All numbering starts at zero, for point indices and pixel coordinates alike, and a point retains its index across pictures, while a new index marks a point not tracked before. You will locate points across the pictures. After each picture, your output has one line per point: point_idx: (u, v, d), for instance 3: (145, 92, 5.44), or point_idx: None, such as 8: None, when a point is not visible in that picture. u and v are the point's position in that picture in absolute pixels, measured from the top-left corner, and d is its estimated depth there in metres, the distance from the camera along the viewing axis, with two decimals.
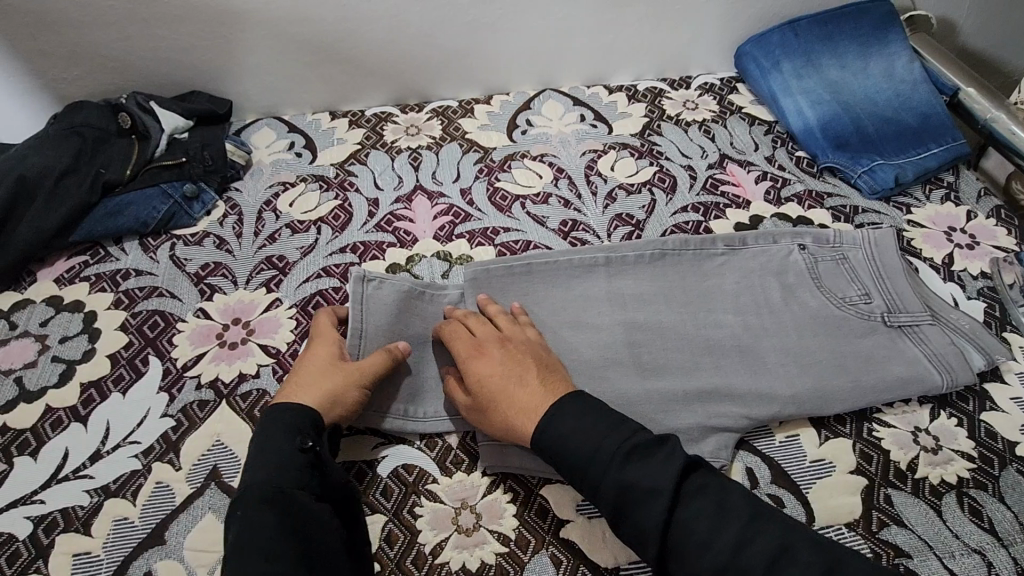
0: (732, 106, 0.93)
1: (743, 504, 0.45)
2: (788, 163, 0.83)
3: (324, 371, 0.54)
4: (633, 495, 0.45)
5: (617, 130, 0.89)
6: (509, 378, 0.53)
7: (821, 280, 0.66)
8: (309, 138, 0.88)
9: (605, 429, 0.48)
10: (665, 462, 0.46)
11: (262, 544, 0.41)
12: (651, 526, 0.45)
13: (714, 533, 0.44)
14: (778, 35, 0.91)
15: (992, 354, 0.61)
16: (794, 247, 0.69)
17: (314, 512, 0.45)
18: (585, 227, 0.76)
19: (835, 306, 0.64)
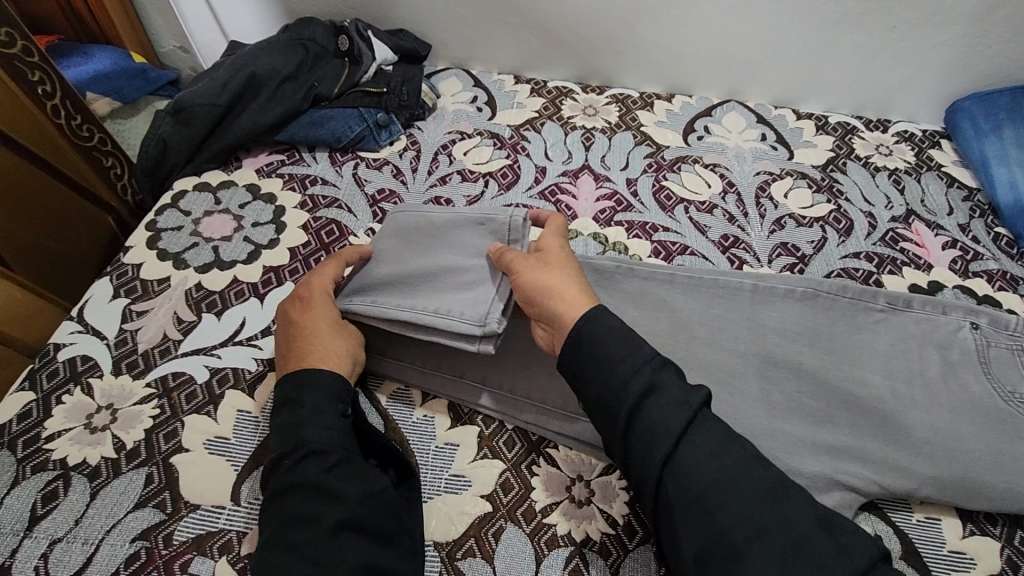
0: (931, 162, 0.86)
1: (747, 462, 0.43)
2: (983, 237, 0.76)
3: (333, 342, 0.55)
4: (645, 425, 0.44)
5: (799, 158, 0.85)
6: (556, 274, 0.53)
7: (990, 366, 0.61)
8: (491, 96, 0.91)
9: (629, 354, 0.46)
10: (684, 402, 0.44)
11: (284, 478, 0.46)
12: (653, 454, 0.43)
13: (705, 475, 0.42)
14: (1007, 98, 0.85)
15: None
16: (965, 324, 0.63)
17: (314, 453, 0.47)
18: (746, 247, 0.73)
19: (1001, 398, 0.58)
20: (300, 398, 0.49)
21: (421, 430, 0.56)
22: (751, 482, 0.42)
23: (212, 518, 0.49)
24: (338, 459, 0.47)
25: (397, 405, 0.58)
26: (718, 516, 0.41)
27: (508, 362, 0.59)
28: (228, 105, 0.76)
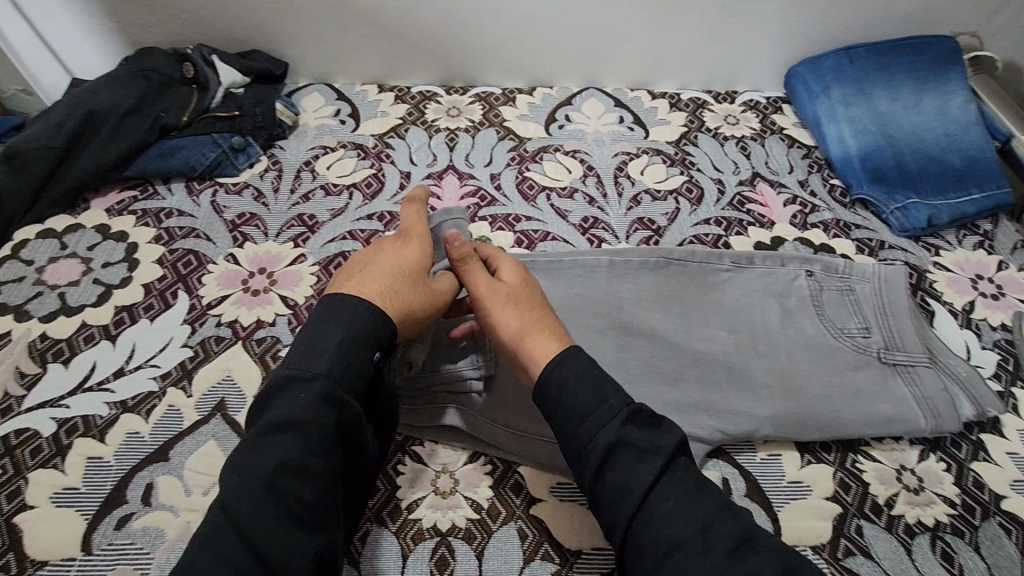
0: (774, 126, 0.92)
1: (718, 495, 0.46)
2: (820, 190, 0.82)
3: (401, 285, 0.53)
4: (624, 457, 0.46)
5: (654, 136, 0.90)
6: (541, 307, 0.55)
7: (822, 308, 0.65)
8: (354, 107, 0.91)
9: (605, 396, 0.48)
10: (665, 432, 0.47)
11: (250, 471, 0.43)
12: (630, 491, 0.44)
13: (680, 518, 0.43)
14: (833, 60, 0.89)
15: (985, 406, 0.58)
16: (801, 272, 0.67)
17: (285, 450, 0.44)
18: (605, 226, 0.77)
19: (830, 336, 0.63)
20: (314, 351, 0.47)
21: None
22: (722, 513, 0.44)
23: (60, 572, 0.48)
24: (301, 461, 0.44)
25: None
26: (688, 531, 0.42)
27: None
28: (66, 146, 0.73)
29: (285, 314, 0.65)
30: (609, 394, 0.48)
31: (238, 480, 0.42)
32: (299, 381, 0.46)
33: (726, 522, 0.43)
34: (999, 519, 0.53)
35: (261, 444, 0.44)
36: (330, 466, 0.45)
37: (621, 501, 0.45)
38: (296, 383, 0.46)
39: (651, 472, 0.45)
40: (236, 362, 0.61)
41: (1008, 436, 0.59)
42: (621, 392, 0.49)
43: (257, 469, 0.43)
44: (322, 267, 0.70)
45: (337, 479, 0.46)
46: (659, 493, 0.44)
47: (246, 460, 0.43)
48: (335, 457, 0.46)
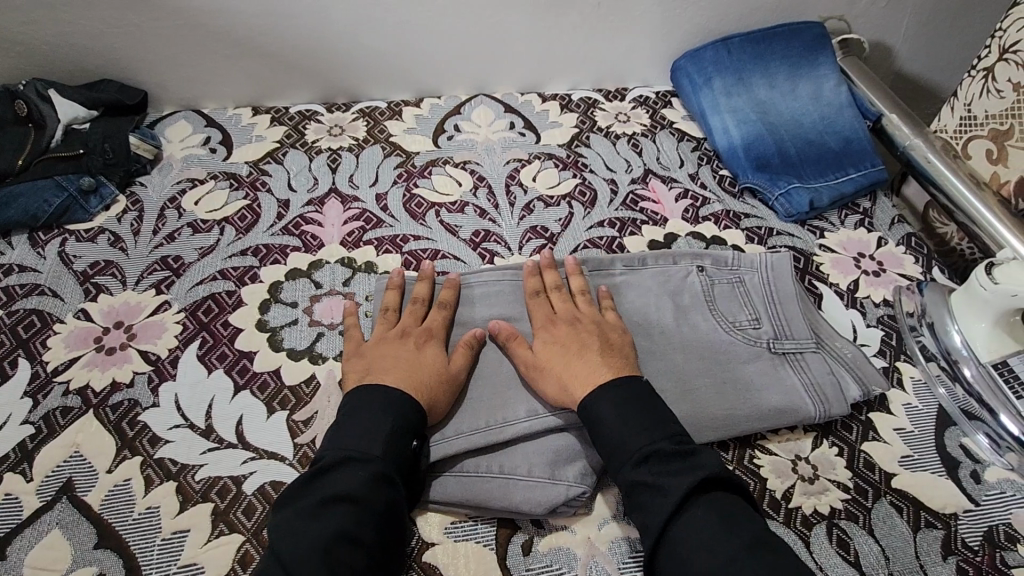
0: (664, 120, 0.92)
1: (748, 530, 0.44)
2: (710, 181, 0.83)
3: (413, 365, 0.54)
4: (644, 491, 0.47)
5: (545, 140, 0.88)
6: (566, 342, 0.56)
7: (715, 303, 0.64)
8: (226, 133, 0.85)
9: (646, 423, 0.49)
10: (699, 465, 0.47)
11: (298, 541, 0.42)
12: (649, 525, 0.46)
13: (695, 564, 0.43)
14: (711, 52, 0.90)
15: (870, 386, 0.59)
16: (692, 269, 0.67)
17: (337, 518, 0.44)
18: (497, 239, 0.74)
19: (724, 331, 0.62)
20: (370, 432, 0.48)
21: (143, 526, 0.50)
22: (744, 548, 0.43)
23: None
24: (348, 529, 0.43)
25: (114, 502, 0.51)
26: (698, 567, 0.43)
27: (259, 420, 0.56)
28: None
29: (145, 371, 0.59)
30: (660, 441, 0.48)
31: (287, 546, 0.42)
32: (342, 451, 0.47)
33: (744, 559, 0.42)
34: (890, 499, 0.54)
35: (307, 515, 0.44)
36: (381, 542, 0.44)
37: (644, 533, 0.46)
38: (353, 462, 0.47)
39: (662, 515, 0.45)
40: (87, 433, 0.55)
41: (894, 411, 0.60)
42: (664, 419, 0.50)
43: (312, 538, 0.42)
44: (189, 313, 0.64)
45: (388, 558, 0.45)
46: (682, 534, 0.44)
47: (293, 531, 0.43)
48: (388, 533, 0.45)
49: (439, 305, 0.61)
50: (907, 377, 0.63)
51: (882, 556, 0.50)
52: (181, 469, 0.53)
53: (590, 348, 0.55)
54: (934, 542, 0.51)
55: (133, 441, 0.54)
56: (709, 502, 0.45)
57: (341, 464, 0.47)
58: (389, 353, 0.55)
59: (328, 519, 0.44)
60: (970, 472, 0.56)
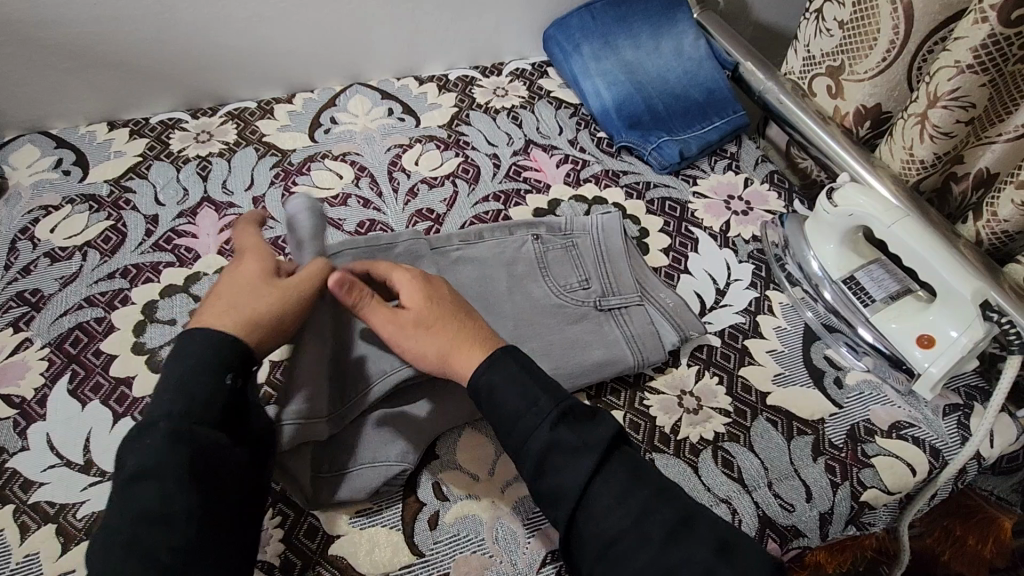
0: (541, 91, 0.94)
1: (658, 480, 0.45)
2: (589, 145, 0.86)
3: (249, 290, 0.50)
4: (557, 457, 0.45)
5: (425, 123, 0.88)
6: (446, 317, 0.51)
7: (548, 269, 0.65)
8: (80, 153, 0.79)
9: (544, 389, 0.47)
10: (600, 423, 0.46)
11: (110, 536, 0.39)
12: (565, 489, 0.44)
13: (616, 512, 0.43)
14: (577, 19, 0.93)
15: (685, 331, 0.62)
16: (528, 238, 0.66)
17: (139, 495, 0.40)
18: (383, 227, 0.74)
19: (555, 295, 0.63)
20: (165, 394, 0.44)
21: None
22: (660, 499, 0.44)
23: None
24: (150, 507, 0.40)
25: None
26: (619, 524, 0.43)
27: None
28: None
29: (10, 416, 0.55)
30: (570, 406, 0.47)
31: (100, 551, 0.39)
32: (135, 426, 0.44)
33: (654, 509, 0.43)
34: (766, 415, 0.58)
35: (118, 507, 0.41)
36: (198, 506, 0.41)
37: (559, 497, 0.44)
38: (140, 434, 0.43)
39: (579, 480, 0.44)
40: None
41: (766, 335, 0.65)
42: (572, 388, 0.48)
43: (116, 530, 0.40)
44: (54, 348, 0.60)
45: (216, 530, 0.42)
46: (600, 483, 0.44)
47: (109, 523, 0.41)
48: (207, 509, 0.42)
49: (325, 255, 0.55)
50: (777, 303, 0.68)
51: (762, 467, 0.55)
52: (61, 510, 0.50)
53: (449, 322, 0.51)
54: (805, 447, 0.56)
55: (2, 490, 0.51)
56: (615, 457, 0.45)
57: (132, 441, 0.43)
58: (223, 288, 0.51)
59: (135, 497, 0.41)
60: (834, 379, 0.61)
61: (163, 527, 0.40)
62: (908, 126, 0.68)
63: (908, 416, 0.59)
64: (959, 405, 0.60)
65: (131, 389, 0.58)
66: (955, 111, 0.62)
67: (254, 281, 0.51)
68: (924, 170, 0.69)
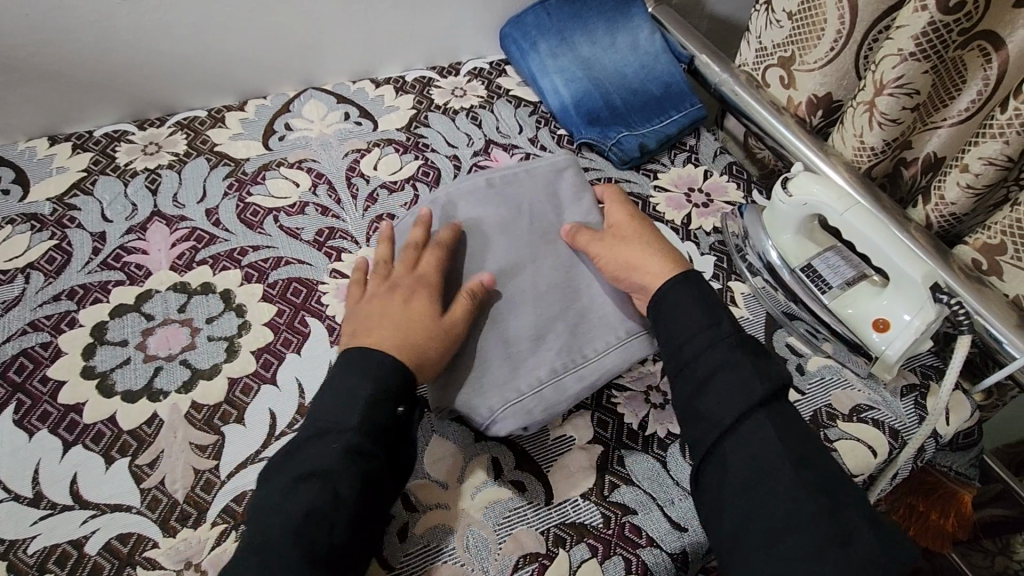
0: (500, 89, 0.94)
1: (810, 445, 0.48)
2: (549, 143, 0.85)
3: (403, 317, 0.53)
4: (715, 393, 0.50)
5: (383, 126, 0.87)
6: (610, 256, 0.59)
7: None
8: (19, 170, 0.76)
9: (708, 318, 0.53)
10: (776, 376, 0.50)
11: (279, 516, 0.44)
12: (720, 419, 0.49)
13: (763, 453, 0.47)
14: (532, 16, 0.92)
15: None
16: None
17: (308, 492, 0.45)
18: (342, 234, 0.72)
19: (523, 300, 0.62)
20: (350, 399, 0.49)
21: None
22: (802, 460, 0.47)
23: None
24: (319, 503, 0.45)
25: None
26: (760, 465, 0.47)
27: (94, 476, 0.52)
28: None
29: None
30: (739, 359, 0.50)
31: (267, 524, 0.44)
32: (316, 423, 0.49)
33: (802, 466, 0.46)
34: None
35: (291, 493, 0.45)
36: (354, 519, 0.46)
37: (710, 425, 0.49)
38: (328, 433, 0.48)
39: (720, 424, 0.49)
40: None
41: None
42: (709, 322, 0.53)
43: (285, 520, 0.44)
44: None
45: (362, 544, 0.46)
46: (753, 426, 0.48)
47: (268, 508, 0.45)
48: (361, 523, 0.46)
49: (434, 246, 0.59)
50: (739, 294, 0.69)
51: None
52: (8, 547, 0.48)
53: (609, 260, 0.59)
54: None
55: None
56: (765, 413, 0.48)
57: (318, 436, 0.48)
58: (375, 315, 0.54)
59: (304, 487, 0.45)
60: (796, 366, 0.62)
61: (317, 527, 0.44)
62: (858, 113, 0.69)
63: (868, 398, 0.60)
64: (916, 384, 0.61)
65: (80, 416, 0.55)
66: (901, 98, 0.64)
67: (402, 305, 0.54)
68: (875, 156, 0.71)
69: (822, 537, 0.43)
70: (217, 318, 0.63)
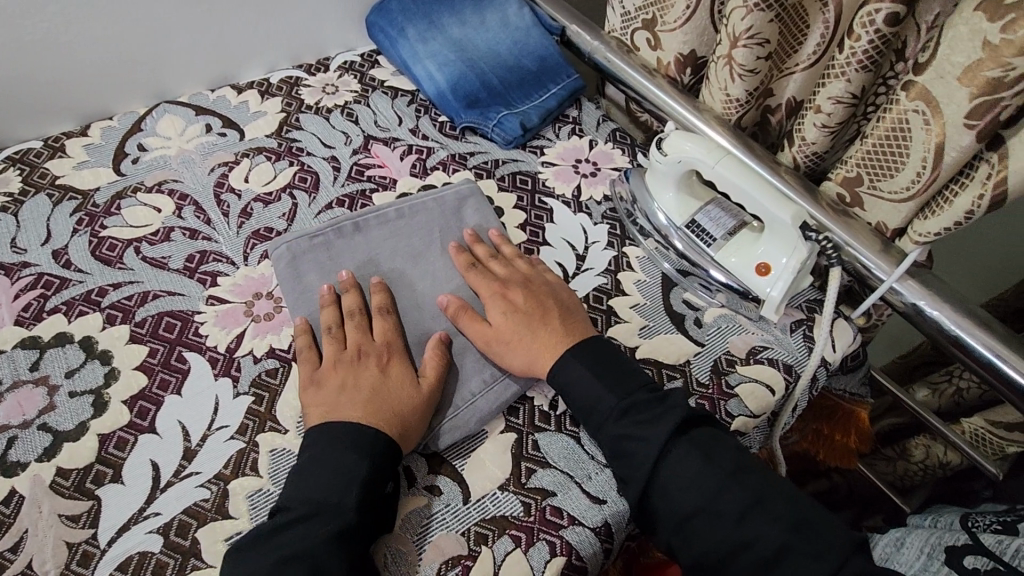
0: (374, 81, 0.89)
1: (736, 462, 0.49)
2: (431, 131, 0.83)
3: (373, 390, 0.52)
4: (631, 442, 0.50)
5: (250, 134, 0.81)
6: (515, 327, 0.57)
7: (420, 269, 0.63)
8: None
9: (614, 385, 0.53)
10: (671, 405, 0.51)
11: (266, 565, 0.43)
12: (644, 463, 0.49)
13: (686, 496, 0.48)
14: (396, 2, 0.89)
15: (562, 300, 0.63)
16: (387, 244, 0.64)
17: (296, 538, 0.44)
18: (216, 257, 0.67)
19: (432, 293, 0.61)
20: (328, 455, 0.48)
21: None
22: (730, 480, 0.48)
23: None
24: (303, 546, 0.43)
25: None
26: (686, 508, 0.48)
27: None
28: None
29: None
30: (651, 399, 0.52)
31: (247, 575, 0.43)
32: (297, 478, 0.48)
33: (725, 489, 0.48)
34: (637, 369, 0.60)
35: (278, 540, 0.44)
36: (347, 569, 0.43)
37: (636, 471, 0.49)
38: (311, 487, 0.47)
39: (646, 464, 0.49)
40: None
41: (629, 291, 0.66)
42: (622, 381, 0.53)
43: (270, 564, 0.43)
44: None
45: None
46: (670, 464, 0.49)
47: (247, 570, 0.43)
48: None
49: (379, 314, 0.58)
50: (635, 258, 0.69)
51: None
52: None
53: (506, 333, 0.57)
54: None
55: None
56: (686, 436, 0.50)
57: (299, 487, 0.47)
58: (338, 384, 0.53)
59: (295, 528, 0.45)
60: (694, 320, 0.64)
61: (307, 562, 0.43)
62: (719, 68, 0.71)
63: (761, 339, 0.63)
64: (802, 319, 0.64)
65: None
66: (754, 49, 0.66)
67: (372, 375, 0.53)
68: (741, 107, 0.73)
69: (778, 530, 0.46)
70: (79, 371, 0.57)
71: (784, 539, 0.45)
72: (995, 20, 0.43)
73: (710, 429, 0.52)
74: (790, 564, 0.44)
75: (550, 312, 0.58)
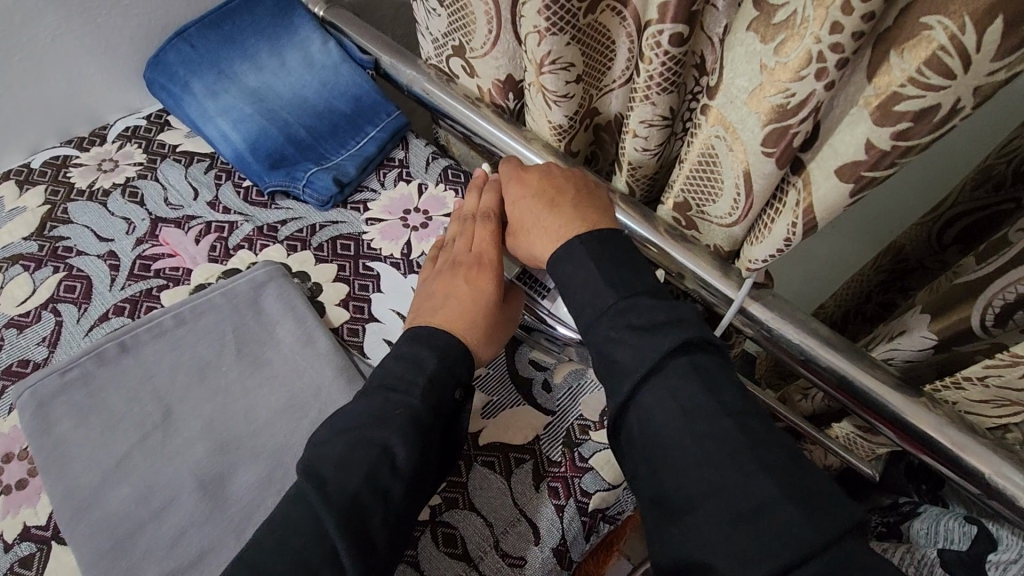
0: (164, 149, 0.76)
1: (742, 401, 0.42)
2: (233, 201, 0.71)
3: (457, 293, 0.53)
4: (616, 353, 0.44)
5: (3, 240, 0.66)
6: (546, 211, 0.54)
7: (206, 388, 0.52)
8: None
9: (625, 275, 0.48)
10: (677, 321, 0.44)
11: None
12: (630, 368, 0.43)
13: (669, 421, 0.41)
14: (172, 53, 0.75)
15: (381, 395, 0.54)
16: (163, 363, 0.53)
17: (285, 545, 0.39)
18: None
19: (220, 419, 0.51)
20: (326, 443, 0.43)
21: None
22: (731, 415, 0.41)
23: None
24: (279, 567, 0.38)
25: None
26: (669, 438, 0.41)
27: None
28: None
29: None
30: (655, 305, 0.45)
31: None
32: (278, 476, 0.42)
33: (725, 425, 0.40)
34: (482, 460, 0.53)
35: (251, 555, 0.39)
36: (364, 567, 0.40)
37: (617, 376, 0.44)
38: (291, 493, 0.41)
39: (631, 375, 0.43)
40: None
41: None
42: (633, 273, 0.48)
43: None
44: None
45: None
46: (660, 388, 0.42)
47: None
48: (406, 515, 0.43)
49: (476, 222, 0.59)
50: None
51: (487, 528, 0.50)
52: None
53: (563, 197, 0.54)
54: (526, 478, 0.52)
55: None
56: (683, 358, 0.43)
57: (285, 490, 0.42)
58: (437, 288, 0.55)
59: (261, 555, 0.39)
60: (542, 384, 0.57)
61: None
62: (534, 95, 0.65)
63: None
64: None
65: None
66: (560, 74, 0.59)
67: (462, 280, 0.54)
68: (566, 133, 0.67)
69: (771, 485, 0.37)
70: None
71: (776, 496, 0.37)
72: (766, 42, 0.38)
73: (718, 353, 0.44)
74: (767, 520, 0.36)
75: (569, 194, 0.54)
